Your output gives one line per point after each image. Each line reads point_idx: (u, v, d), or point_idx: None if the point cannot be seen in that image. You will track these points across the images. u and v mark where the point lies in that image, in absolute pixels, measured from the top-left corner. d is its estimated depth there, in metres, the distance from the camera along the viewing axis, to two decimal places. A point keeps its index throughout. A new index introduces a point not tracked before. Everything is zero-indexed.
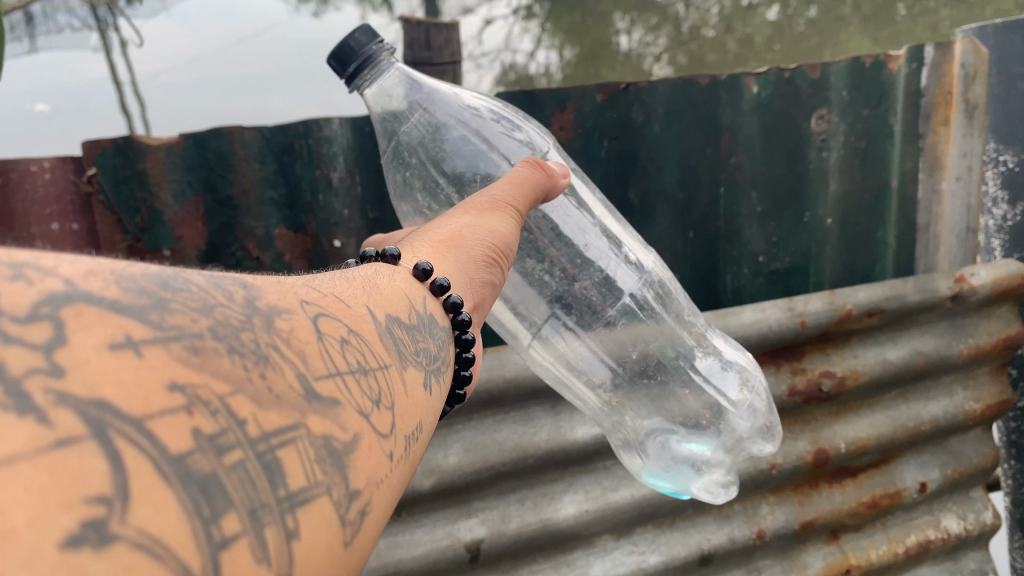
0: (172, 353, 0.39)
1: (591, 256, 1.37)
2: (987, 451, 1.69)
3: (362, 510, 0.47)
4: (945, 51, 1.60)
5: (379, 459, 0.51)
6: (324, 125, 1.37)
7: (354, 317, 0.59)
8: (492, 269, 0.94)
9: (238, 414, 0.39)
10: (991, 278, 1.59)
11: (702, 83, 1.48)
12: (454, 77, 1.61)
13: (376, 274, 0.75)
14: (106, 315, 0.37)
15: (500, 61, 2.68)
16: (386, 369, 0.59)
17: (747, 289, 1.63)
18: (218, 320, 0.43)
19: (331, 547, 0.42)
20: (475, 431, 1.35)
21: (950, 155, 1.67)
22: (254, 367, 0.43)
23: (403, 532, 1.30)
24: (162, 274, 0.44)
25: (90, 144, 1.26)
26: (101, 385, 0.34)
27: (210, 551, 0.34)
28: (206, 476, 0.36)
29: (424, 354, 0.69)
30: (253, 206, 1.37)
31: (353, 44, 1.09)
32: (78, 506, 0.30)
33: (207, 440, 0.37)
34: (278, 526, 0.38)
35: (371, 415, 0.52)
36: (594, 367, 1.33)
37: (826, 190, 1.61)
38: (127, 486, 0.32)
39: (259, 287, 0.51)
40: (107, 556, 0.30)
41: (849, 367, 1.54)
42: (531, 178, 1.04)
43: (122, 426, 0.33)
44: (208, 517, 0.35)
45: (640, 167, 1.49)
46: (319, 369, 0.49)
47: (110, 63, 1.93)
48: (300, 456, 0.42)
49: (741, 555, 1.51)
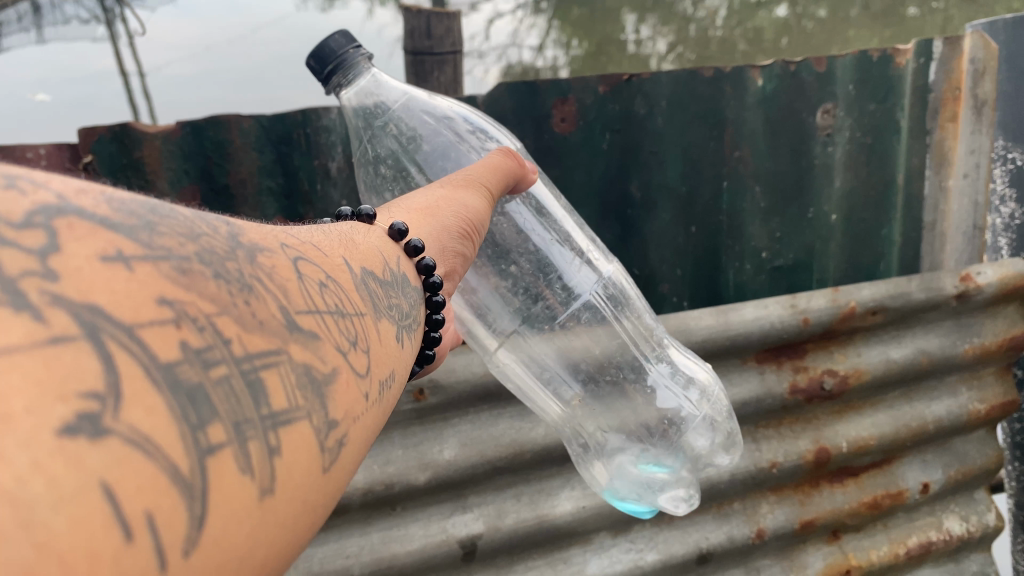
0: (161, 271, 0.38)
1: (549, 256, 1.34)
2: (991, 452, 1.66)
3: (340, 440, 0.47)
4: (954, 46, 1.58)
5: (356, 396, 0.51)
6: (323, 115, 1.35)
7: (332, 265, 0.59)
8: (465, 241, 0.92)
9: (224, 334, 0.39)
10: (997, 277, 1.57)
11: (706, 75, 1.46)
12: (454, 67, 1.58)
13: (352, 230, 0.74)
14: (99, 231, 0.37)
15: (507, 57, 2.67)
16: (363, 316, 0.58)
17: (749, 285, 1.61)
18: (203, 248, 0.43)
19: (309, 472, 0.43)
20: (471, 425, 1.33)
21: (957, 152, 1.64)
22: (238, 294, 0.43)
23: (397, 527, 1.29)
24: (149, 201, 0.43)
25: (86, 131, 1.24)
26: (94, 292, 0.34)
27: (197, 455, 0.34)
28: (193, 386, 0.36)
29: (397, 309, 0.68)
30: (251, 195, 1.36)
31: (334, 46, 1.07)
32: (73, 398, 0.31)
33: (195, 354, 0.37)
34: (261, 441, 0.39)
35: (349, 354, 0.52)
36: (560, 375, 1.29)
37: (831, 185, 1.59)
38: (119, 386, 0.32)
39: (239, 226, 0.50)
40: (102, 447, 0.30)
41: (851, 366, 1.52)
42: (500, 162, 1.04)
43: (115, 331, 0.33)
44: (195, 424, 0.35)
45: (641, 160, 1.47)
46: (300, 305, 0.48)
47: (122, 56, 1.89)
48: (282, 380, 0.42)
49: (740, 554, 1.49)
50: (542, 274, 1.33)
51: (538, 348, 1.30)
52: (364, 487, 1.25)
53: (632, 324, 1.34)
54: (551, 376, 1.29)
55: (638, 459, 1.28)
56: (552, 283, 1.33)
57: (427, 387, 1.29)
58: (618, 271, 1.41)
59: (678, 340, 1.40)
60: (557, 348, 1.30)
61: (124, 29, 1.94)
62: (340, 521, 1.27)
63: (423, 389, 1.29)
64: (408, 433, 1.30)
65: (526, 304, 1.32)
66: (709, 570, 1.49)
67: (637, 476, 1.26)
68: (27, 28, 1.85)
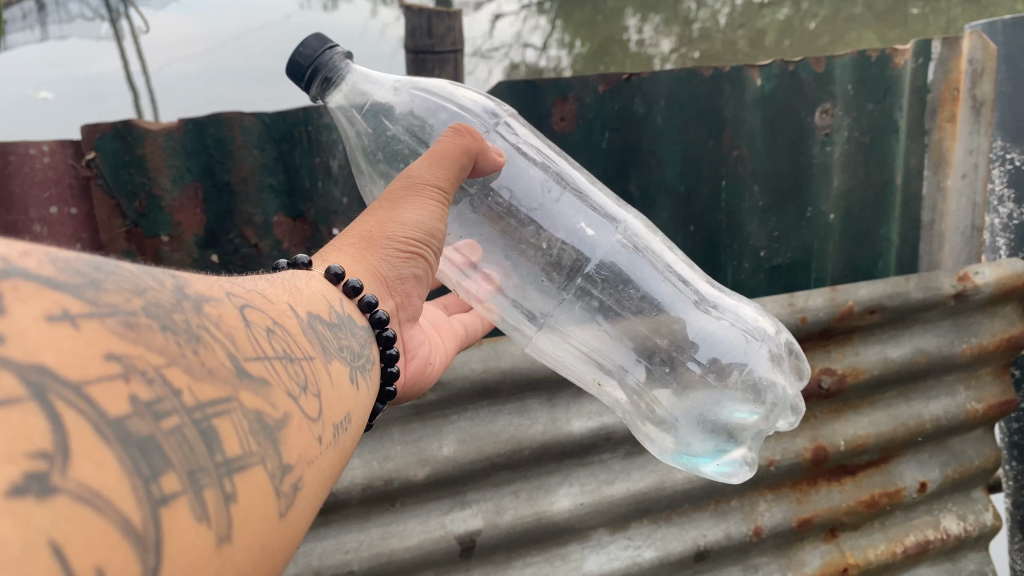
0: (107, 326, 0.41)
1: (567, 216, 1.28)
2: (989, 451, 1.67)
3: (295, 484, 0.51)
4: (952, 46, 1.60)
5: (309, 439, 0.54)
6: (324, 113, 1.36)
7: (277, 312, 0.62)
8: (413, 262, 0.94)
9: (173, 384, 0.42)
10: (995, 277, 1.58)
11: (705, 74, 1.47)
12: (455, 66, 1.59)
13: (293, 277, 0.76)
14: (45, 290, 0.39)
15: (510, 57, 2.68)
16: (311, 361, 0.61)
17: (747, 283, 1.61)
18: (150, 301, 0.46)
19: (267, 516, 0.46)
20: (470, 422, 1.34)
21: (956, 151, 1.65)
22: (186, 344, 0.46)
23: (396, 522, 1.30)
24: (95, 259, 0.45)
25: (89, 128, 1.25)
26: (40, 352, 0.36)
27: (149, 506, 0.37)
28: (144, 437, 0.39)
29: (348, 350, 0.72)
30: (252, 192, 1.36)
31: (308, 51, 1.08)
32: (21, 459, 0.32)
33: (144, 406, 0.40)
34: (216, 488, 0.42)
35: (300, 399, 0.55)
36: (613, 350, 1.27)
37: (829, 185, 1.60)
38: (67, 444, 0.35)
39: (187, 278, 0.53)
40: (50, 504, 0.32)
41: (849, 364, 1.52)
42: (450, 145, 0.97)
43: (62, 390, 0.36)
44: (147, 476, 0.38)
45: (641, 158, 1.48)
46: (247, 352, 0.52)
47: (127, 54, 1.89)
48: (233, 427, 0.46)
49: (737, 552, 1.50)
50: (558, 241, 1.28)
51: (581, 327, 1.27)
52: (363, 482, 1.26)
53: (660, 280, 1.28)
54: (603, 352, 1.26)
55: (713, 411, 1.21)
56: (571, 250, 1.27)
57: None
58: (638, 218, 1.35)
59: None
60: (601, 325, 1.27)
61: (128, 26, 1.93)
62: (339, 516, 1.28)
63: None
64: (407, 429, 1.31)
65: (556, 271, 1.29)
66: (706, 568, 1.50)
67: (717, 425, 1.21)
68: (32, 25, 1.87)
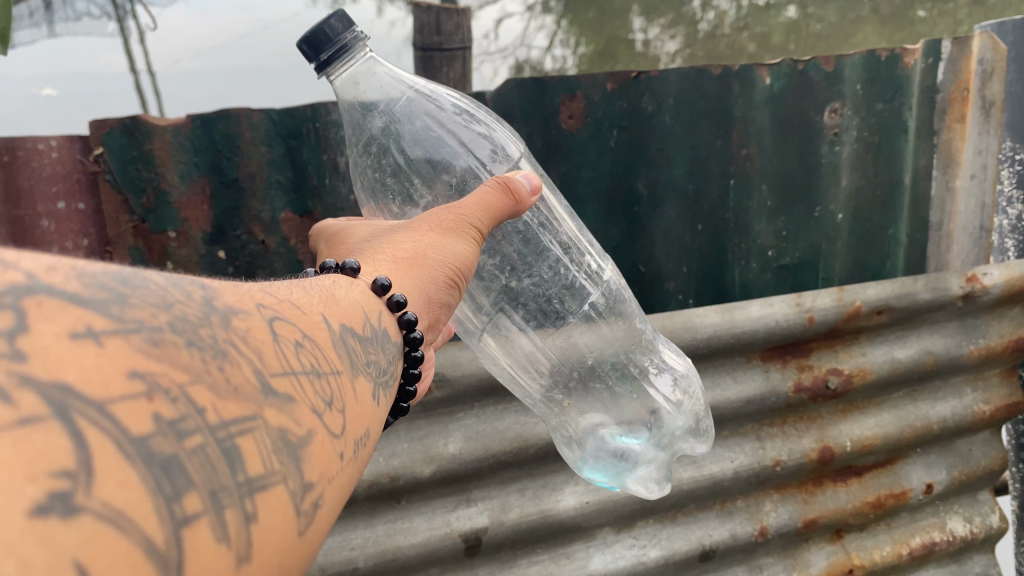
0: (132, 344, 0.40)
1: (547, 253, 1.28)
2: (995, 454, 1.67)
3: (315, 502, 0.50)
4: (962, 47, 1.59)
5: (330, 456, 0.54)
6: (332, 110, 1.36)
7: (310, 323, 0.61)
8: (451, 291, 0.94)
9: (198, 403, 0.42)
10: (1003, 278, 1.58)
11: (714, 72, 1.46)
12: (463, 64, 1.58)
13: (333, 285, 0.76)
14: (68, 307, 0.38)
15: (516, 56, 2.68)
16: (338, 375, 0.61)
17: (755, 283, 1.61)
18: (176, 316, 0.45)
19: (284, 534, 0.46)
20: (477, 419, 1.34)
21: (964, 151, 1.64)
22: (212, 360, 0.45)
23: (402, 519, 1.29)
24: (123, 271, 0.45)
25: (97, 123, 1.25)
26: (63, 370, 0.36)
27: (171, 527, 0.37)
28: (166, 457, 0.38)
29: (375, 366, 0.71)
30: (259, 188, 1.36)
31: (330, 33, 1.00)
32: (44, 478, 0.32)
33: (167, 425, 0.39)
34: (236, 507, 0.41)
35: (324, 415, 0.55)
36: (540, 361, 1.27)
37: (838, 185, 1.60)
38: (90, 462, 0.34)
39: (217, 289, 0.52)
40: (72, 525, 0.32)
41: (856, 365, 1.52)
42: (499, 191, 0.98)
43: (85, 407, 0.35)
44: (169, 495, 0.37)
45: (649, 157, 1.48)
46: (275, 368, 0.51)
47: (135, 52, 1.90)
48: (257, 445, 0.45)
49: (743, 552, 1.50)
50: (532, 275, 1.30)
51: (524, 345, 1.27)
52: (370, 479, 1.26)
53: (626, 323, 1.31)
54: (535, 364, 1.27)
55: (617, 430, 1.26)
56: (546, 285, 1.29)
57: (433, 381, 1.30)
58: (614, 271, 1.36)
59: (684, 337, 1.41)
60: (548, 347, 1.28)
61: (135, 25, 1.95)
62: (345, 513, 1.27)
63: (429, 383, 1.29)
64: (414, 427, 1.30)
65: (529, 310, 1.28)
66: (712, 567, 1.49)
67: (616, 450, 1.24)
68: (39, 23, 1.82)
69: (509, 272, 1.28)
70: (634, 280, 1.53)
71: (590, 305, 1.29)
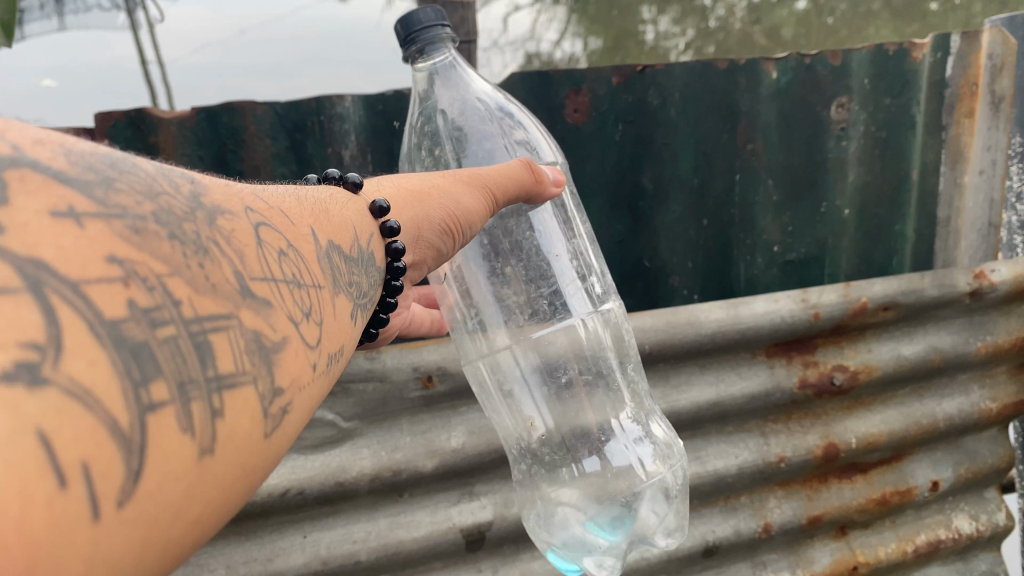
0: (114, 229, 0.40)
1: (555, 269, 1.37)
2: (1002, 451, 1.65)
3: (284, 408, 0.49)
4: (972, 42, 1.57)
5: (304, 365, 0.53)
6: (337, 103, 1.35)
7: (297, 235, 0.61)
8: (444, 237, 0.95)
9: (174, 295, 0.41)
10: (1012, 275, 1.56)
11: (720, 67, 1.46)
12: (468, 56, 1.58)
13: (330, 199, 0.77)
14: (51, 185, 0.38)
15: (526, 48, 2.69)
16: (319, 289, 0.61)
17: (760, 279, 1.60)
18: (161, 207, 0.45)
19: (250, 436, 0.45)
20: (480, 414, 1.33)
21: (973, 148, 1.63)
22: (193, 256, 0.45)
23: (405, 513, 1.30)
24: (111, 155, 0.45)
25: (103, 116, 1.27)
26: (41, 248, 0.35)
27: (137, 410, 0.36)
28: (138, 343, 0.37)
29: (356, 287, 0.71)
30: (265, 180, 1.36)
31: (421, 18, 1.08)
32: (12, 347, 0.32)
33: (142, 312, 0.38)
34: (204, 403, 0.40)
35: (301, 325, 0.54)
36: (526, 399, 1.33)
37: (844, 180, 1.58)
38: (60, 339, 0.34)
39: (206, 186, 0.53)
40: (39, 395, 0.32)
41: (862, 362, 1.51)
42: (517, 169, 1.03)
43: (58, 285, 0.35)
44: (138, 380, 0.36)
45: (653, 151, 1.47)
46: (256, 272, 0.51)
47: (147, 40, 1.92)
48: (230, 343, 0.44)
49: (747, 548, 1.49)
50: (539, 285, 1.36)
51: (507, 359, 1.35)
52: (372, 472, 1.26)
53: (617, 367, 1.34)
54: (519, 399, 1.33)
55: (581, 517, 1.22)
56: (544, 294, 1.36)
57: (436, 373, 1.30)
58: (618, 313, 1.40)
59: (688, 333, 1.40)
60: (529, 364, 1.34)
61: (145, 17, 1.94)
62: (347, 507, 1.27)
63: (432, 376, 1.30)
64: (417, 420, 1.31)
65: (522, 296, 1.37)
66: (716, 563, 1.49)
67: (576, 531, 1.21)
68: (49, 15, 1.82)
69: (518, 275, 1.38)
70: (636, 274, 1.54)
71: (579, 326, 1.34)
